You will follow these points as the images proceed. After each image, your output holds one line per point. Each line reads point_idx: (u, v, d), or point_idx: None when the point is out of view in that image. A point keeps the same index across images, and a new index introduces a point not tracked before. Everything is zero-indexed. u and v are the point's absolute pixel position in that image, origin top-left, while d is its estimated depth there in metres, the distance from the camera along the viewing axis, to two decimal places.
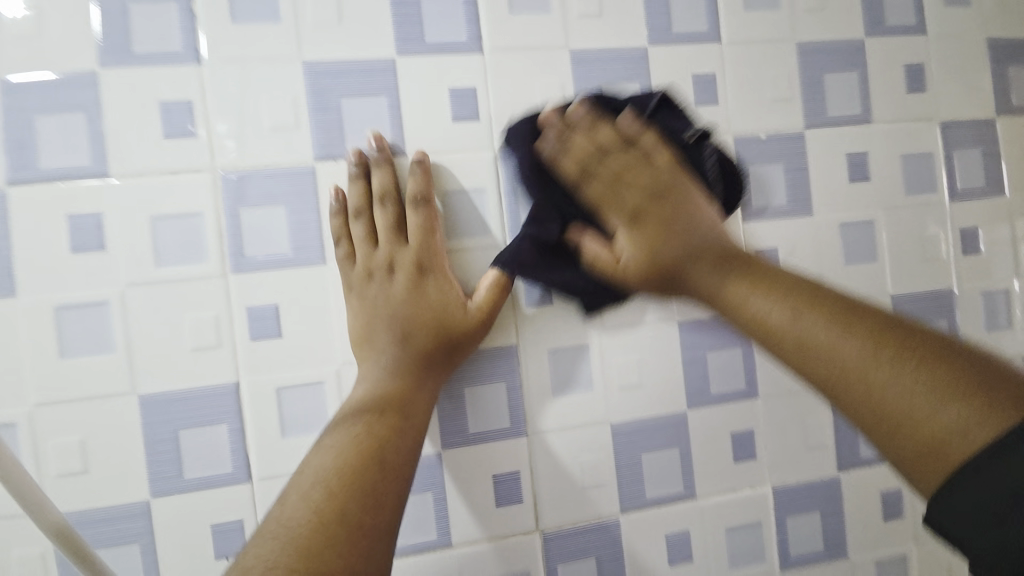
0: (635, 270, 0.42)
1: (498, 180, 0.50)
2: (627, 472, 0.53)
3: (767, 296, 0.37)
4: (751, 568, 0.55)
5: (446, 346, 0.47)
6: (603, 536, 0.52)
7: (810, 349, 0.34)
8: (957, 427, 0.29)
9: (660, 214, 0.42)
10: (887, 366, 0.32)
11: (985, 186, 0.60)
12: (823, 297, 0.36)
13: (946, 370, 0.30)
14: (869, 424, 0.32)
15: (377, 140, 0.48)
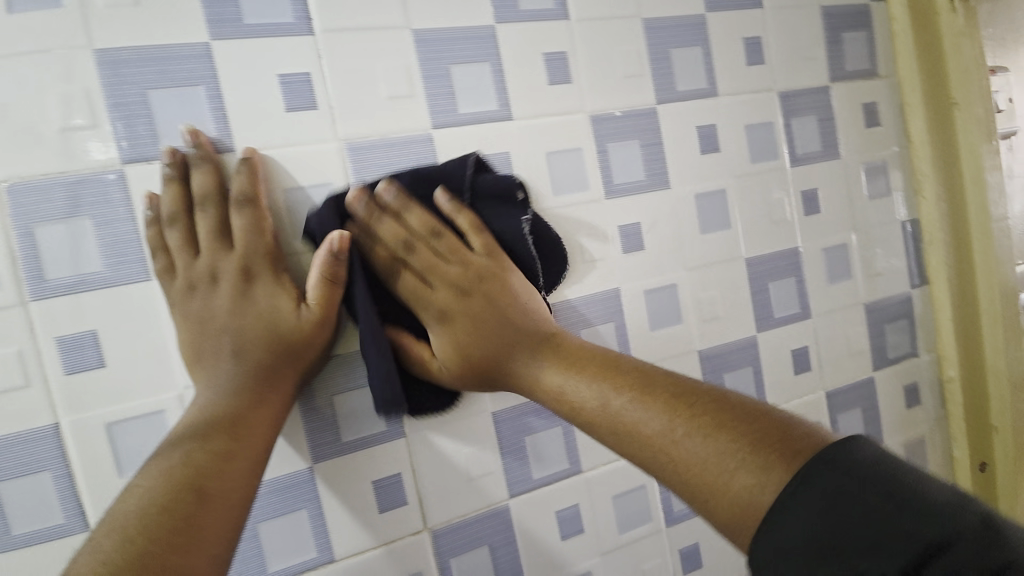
0: (450, 369, 0.46)
1: (346, 173, 0.47)
2: (513, 457, 0.53)
3: (575, 376, 0.42)
4: (639, 528, 0.58)
5: (285, 355, 0.43)
6: (494, 523, 0.53)
7: (621, 427, 0.38)
8: (739, 478, 0.31)
9: (472, 322, 0.46)
10: (678, 433, 0.35)
11: (821, 151, 0.65)
12: (625, 368, 0.41)
13: (739, 430, 0.33)
14: (670, 476, 0.34)
15: (191, 136, 0.43)
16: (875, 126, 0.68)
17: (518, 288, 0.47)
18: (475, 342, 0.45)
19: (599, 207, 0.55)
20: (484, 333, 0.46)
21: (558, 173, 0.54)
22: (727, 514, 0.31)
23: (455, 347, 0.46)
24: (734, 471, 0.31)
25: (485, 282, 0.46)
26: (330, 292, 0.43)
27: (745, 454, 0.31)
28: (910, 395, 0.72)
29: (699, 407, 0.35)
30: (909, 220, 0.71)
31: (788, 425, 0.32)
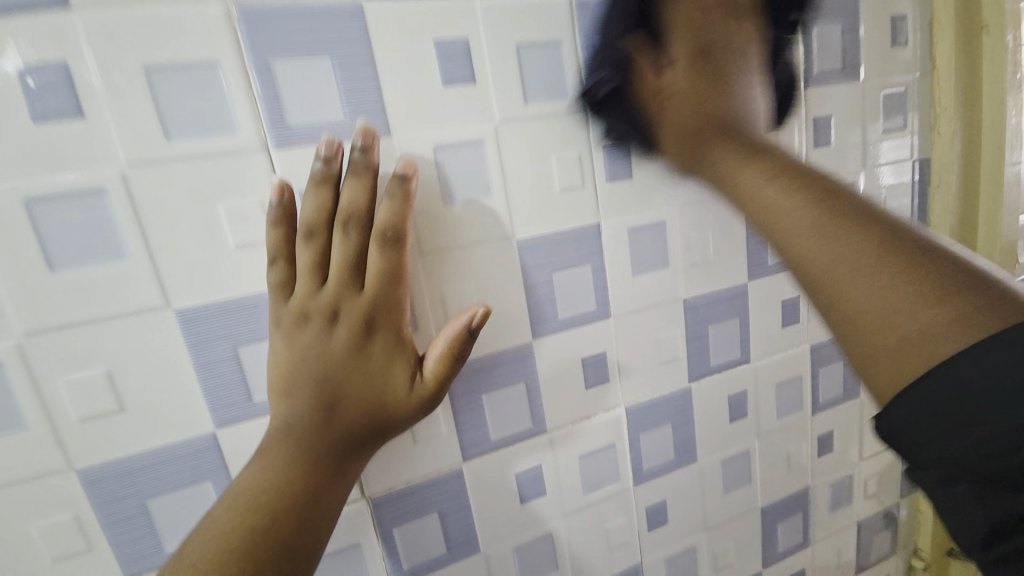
0: (681, 115, 0.43)
1: (242, 51, 0.36)
2: (468, 417, 0.46)
3: (783, 194, 0.37)
4: (606, 489, 0.54)
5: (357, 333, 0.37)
6: (445, 489, 0.47)
7: (813, 257, 0.34)
8: (917, 315, 0.29)
9: (699, 110, 0.42)
10: (877, 267, 0.31)
11: (841, 70, 0.55)
12: (841, 199, 0.35)
13: (937, 277, 0.30)
14: (826, 295, 0.33)
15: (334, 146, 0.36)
16: (901, 45, 0.59)
17: (733, 98, 0.43)
18: (712, 91, 0.42)
19: (580, 122, 0.45)
20: (717, 94, 0.42)
21: (530, 73, 0.42)
22: (875, 357, 0.30)
23: (678, 128, 0.43)
24: (904, 301, 0.30)
25: (710, 51, 0.42)
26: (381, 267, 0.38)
27: (937, 299, 0.29)
28: None
29: (897, 243, 0.32)
30: (919, 159, 0.63)
31: (968, 267, 0.30)
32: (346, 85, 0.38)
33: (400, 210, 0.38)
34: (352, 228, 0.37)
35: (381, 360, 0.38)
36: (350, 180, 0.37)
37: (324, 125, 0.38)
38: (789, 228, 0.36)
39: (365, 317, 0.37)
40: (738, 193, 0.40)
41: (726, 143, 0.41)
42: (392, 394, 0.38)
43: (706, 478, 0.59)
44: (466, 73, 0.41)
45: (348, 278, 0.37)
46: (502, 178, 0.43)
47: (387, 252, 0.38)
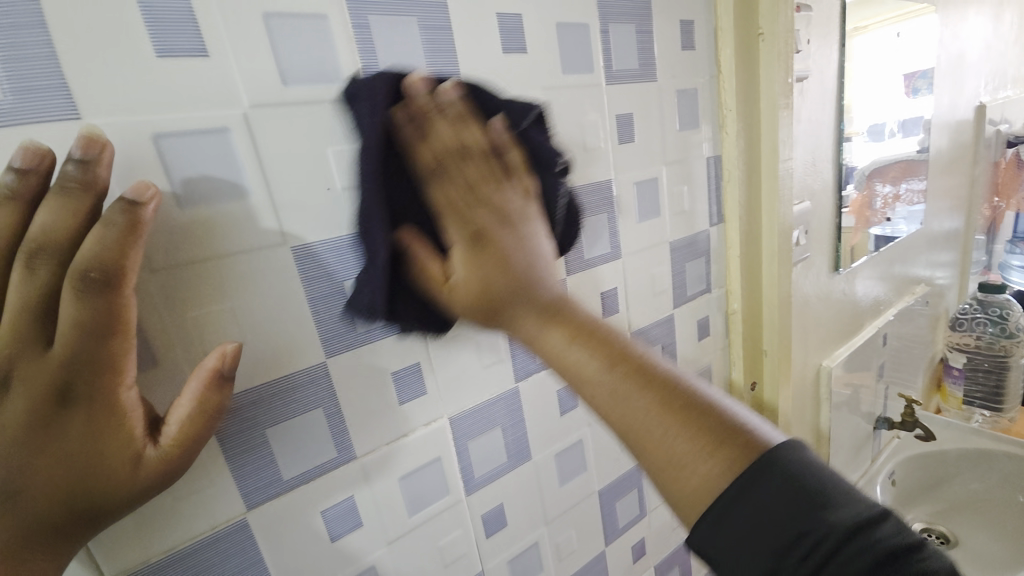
0: (463, 293, 0.37)
1: None
2: (247, 458, 0.39)
3: (575, 347, 0.35)
4: (434, 507, 0.51)
5: (45, 404, 0.27)
6: (224, 545, 0.39)
7: (617, 397, 0.33)
8: (694, 469, 0.30)
9: (501, 290, 0.36)
10: (666, 421, 0.31)
11: (639, 70, 0.58)
12: (616, 348, 0.35)
13: (708, 422, 0.31)
14: (610, 412, 0.33)
15: (31, 156, 0.27)
16: (691, 50, 0.64)
17: (522, 255, 0.38)
18: (493, 270, 0.37)
19: (361, 112, 0.40)
20: (529, 224, 0.39)
21: (288, 50, 0.36)
22: (676, 488, 0.31)
23: (472, 285, 0.36)
24: (693, 457, 0.31)
25: (516, 220, 0.38)
26: (83, 314, 0.27)
27: (709, 448, 0.30)
28: (702, 328, 0.76)
29: (663, 390, 0.33)
30: (712, 157, 0.70)
31: (706, 396, 0.33)
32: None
33: (116, 240, 0.28)
34: (44, 259, 0.27)
35: (75, 442, 0.28)
36: (51, 200, 0.27)
37: None
38: (593, 394, 0.34)
39: (52, 383, 0.27)
40: (538, 349, 0.37)
41: (526, 309, 0.37)
42: (104, 472, 0.29)
43: (542, 474, 0.59)
44: (195, 45, 0.33)
45: (24, 329, 0.27)
46: (261, 174, 0.36)
47: (87, 295, 0.27)
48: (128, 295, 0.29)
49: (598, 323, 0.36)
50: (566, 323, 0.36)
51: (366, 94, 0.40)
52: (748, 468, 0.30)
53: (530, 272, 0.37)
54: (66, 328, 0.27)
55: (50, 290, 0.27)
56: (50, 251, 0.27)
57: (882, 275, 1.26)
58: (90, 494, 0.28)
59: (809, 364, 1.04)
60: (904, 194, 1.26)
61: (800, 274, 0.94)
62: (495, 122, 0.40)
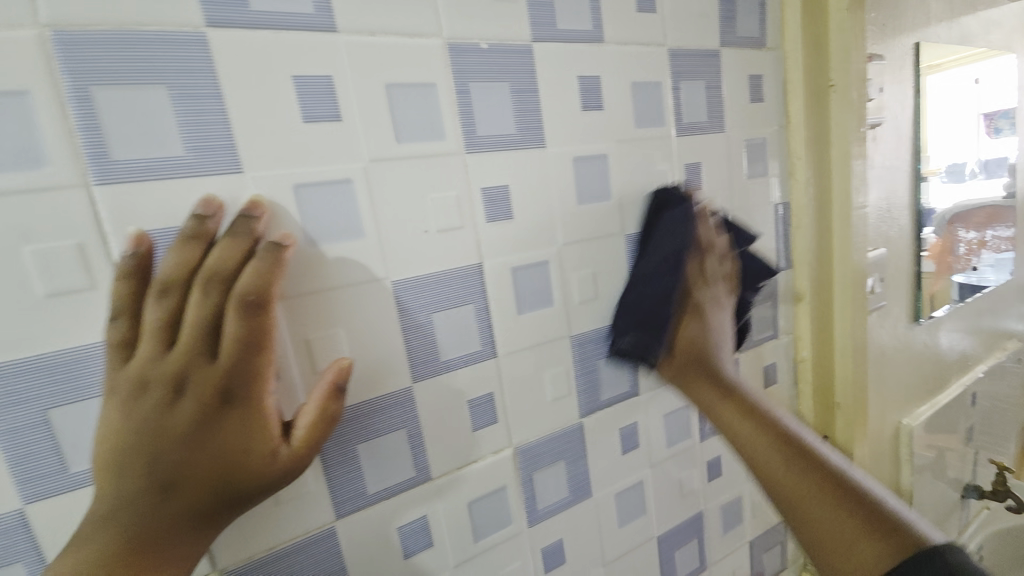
0: (687, 341, 0.51)
1: (59, 78, 0.31)
2: (340, 470, 0.43)
3: (742, 419, 0.45)
4: (498, 534, 0.52)
5: (209, 406, 0.32)
6: (316, 550, 0.43)
7: (761, 472, 0.42)
8: (855, 547, 0.35)
9: (695, 349, 0.50)
10: (822, 499, 0.38)
11: (708, 121, 0.61)
12: (782, 437, 0.42)
13: (861, 512, 0.36)
14: (748, 460, 0.43)
15: (206, 206, 0.34)
16: (759, 101, 0.66)
17: (700, 337, 0.51)
18: (700, 334, 0.51)
19: (457, 164, 0.45)
20: (706, 347, 0.50)
21: (402, 113, 0.42)
22: (832, 555, 0.36)
23: (673, 363, 0.51)
24: (845, 530, 0.36)
25: (693, 338, 0.51)
26: (244, 329, 0.32)
27: (875, 534, 0.35)
28: (768, 375, 0.74)
29: (836, 474, 0.39)
30: (780, 202, 0.70)
31: (879, 497, 0.37)
32: (185, 119, 0.35)
33: (267, 271, 0.33)
34: (213, 286, 0.32)
35: (223, 442, 0.32)
36: (224, 240, 0.33)
37: (157, 161, 0.35)
38: (754, 454, 0.43)
39: (215, 388, 0.32)
40: (714, 417, 0.48)
41: (710, 385, 0.48)
42: (251, 465, 0.33)
43: (602, 512, 0.59)
44: (331, 111, 0.40)
45: (197, 344, 0.32)
46: (373, 217, 0.42)
47: (242, 316, 0.32)
48: (273, 315, 0.34)
49: (762, 416, 0.45)
50: (736, 405, 0.46)
51: (462, 149, 0.45)
52: (911, 557, 0.32)
53: (715, 361, 0.50)
54: (227, 342, 0.32)
55: (216, 312, 0.33)
56: (215, 278, 0.32)
57: (969, 327, 1.17)
58: (238, 483, 0.33)
59: (886, 420, 0.97)
60: (992, 240, 1.18)
61: (874, 323, 0.90)
62: (723, 236, 0.56)
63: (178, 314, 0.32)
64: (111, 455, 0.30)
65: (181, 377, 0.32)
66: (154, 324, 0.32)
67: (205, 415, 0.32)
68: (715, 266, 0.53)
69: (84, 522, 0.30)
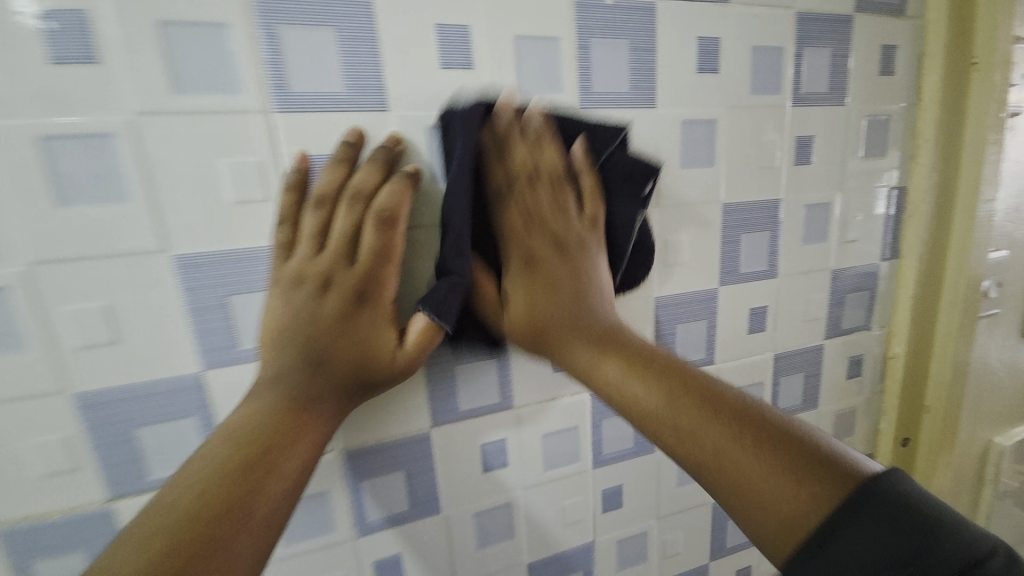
0: (517, 313, 0.43)
1: (252, 14, 0.36)
2: (439, 386, 0.49)
3: (640, 382, 0.37)
4: (565, 468, 0.57)
5: (348, 302, 0.38)
6: (413, 449, 0.50)
7: (639, 410, 0.37)
8: (779, 487, 0.30)
9: (549, 281, 0.43)
10: (738, 448, 0.32)
11: (828, 93, 0.58)
12: (683, 381, 0.36)
13: (793, 454, 0.30)
14: (646, 428, 0.36)
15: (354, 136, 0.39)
16: (889, 75, 0.61)
17: (588, 272, 0.44)
18: (563, 271, 0.43)
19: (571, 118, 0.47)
20: (570, 276, 0.43)
21: (527, 66, 0.45)
22: (747, 507, 0.31)
23: (525, 315, 0.42)
24: (765, 476, 0.30)
25: (578, 259, 0.44)
26: (380, 238, 0.38)
27: (801, 475, 0.30)
28: (853, 367, 0.72)
29: (726, 399, 0.34)
30: (896, 187, 0.66)
31: (845, 455, 0.31)
32: (348, 59, 0.39)
33: (399, 188, 0.39)
34: (357, 202, 0.38)
35: (367, 332, 0.39)
36: (367, 164, 0.39)
37: (324, 95, 0.39)
38: (641, 408, 0.37)
39: (353, 288, 0.38)
40: (580, 376, 0.41)
41: (581, 337, 0.41)
42: (378, 357, 0.39)
43: (662, 469, 0.62)
44: (465, 61, 0.43)
45: (343, 250, 0.38)
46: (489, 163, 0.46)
47: (379, 228, 0.38)
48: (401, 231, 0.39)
49: (677, 367, 0.38)
50: (615, 353, 0.40)
51: (577, 104, 0.47)
52: (844, 496, 0.28)
53: (592, 308, 0.43)
54: (368, 246, 0.38)
55: (358, 224, 0.39)
56: (357, 192, 0.38)
57: None
58: (368, 371, 0.39)
59: (977, 438, 0.90)
60: None
61: (983, 332, 0.83)
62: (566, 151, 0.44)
63: (329, 225, 0.38)
64: (276, 334, 0.37)
65: (328, 276, 0.38)
66: (307, 230, 0.38)
67: (346, 309, 0.38)
68: (535, 199, 0.43)
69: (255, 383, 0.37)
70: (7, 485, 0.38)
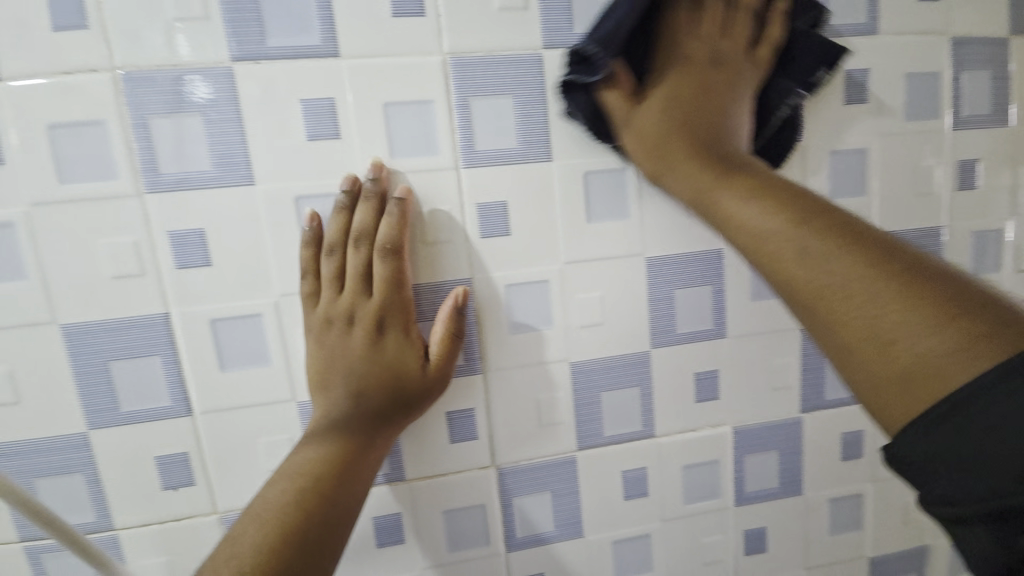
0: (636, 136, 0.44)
1: (449, 92, 0.44)
2: (585, 411, 0.51)
3: (761, 212, 0.36)
4: (705, 503, 0.56)
5: (377, 328, 0.44)
6: (559, 472, 0.52)
7: (764, 253, 0.35)
8: (924, 351, 0.27)
9: (659, 130, 0.43)
10: (919, 325, 0.28)
11: (994, 113, 0.54)
12: (829, 224, 0.33)
13: (954, 332, 0.27)
14: (768, 268, 0.35)
15: (376, 170, 0.44)
16: None
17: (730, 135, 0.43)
18: (696, 117, 0.44)
19: None
20: (691, 122, 0.43)
21: None
22: (910, 374, 0.28)
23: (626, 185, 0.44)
24: (913, 334, 0.28)
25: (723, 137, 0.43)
26: (396, 266, 0.44)
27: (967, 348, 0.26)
28: None
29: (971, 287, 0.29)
30: None
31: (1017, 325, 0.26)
32: (520, 119, 0.46)
33: (392, 223, 0.43)
34: (361, 242, 0.43)
35: (412, 366, 0.44)
36: (363, 206, 0.43)
37: (500, 151, 0.46)
38: (770, 243, 0.35)
39: (375, 320, 0.44)
40: (722, 220, 0.39)
41: (693, 167, 0.41)
42: (428, 395, 0.45)
43: (810, 513, 0.58)
44: None
45: (357, 285, 0.44)
46: (637, 202, 0.49)
47: (390, 261, 0.43)
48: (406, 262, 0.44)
49: (812, 207, 0.35)
50: (775, 200, 0.36)
51: None
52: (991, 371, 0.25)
53: (745, 167, 0.40)
54: (359, 271, 0.44)
55: (361, 264, 0.44)
56: (387, 242, 0.43)
57: None
58: (418, 405, 0.44)
59: None
60: None
61: None
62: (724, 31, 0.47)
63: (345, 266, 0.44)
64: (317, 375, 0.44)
65: (348, 311, 0.43)
66: (325, 275, 0.44)
67: (409, 335, 0.45)
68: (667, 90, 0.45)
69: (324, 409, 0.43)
70: (238, 479, 0.46)
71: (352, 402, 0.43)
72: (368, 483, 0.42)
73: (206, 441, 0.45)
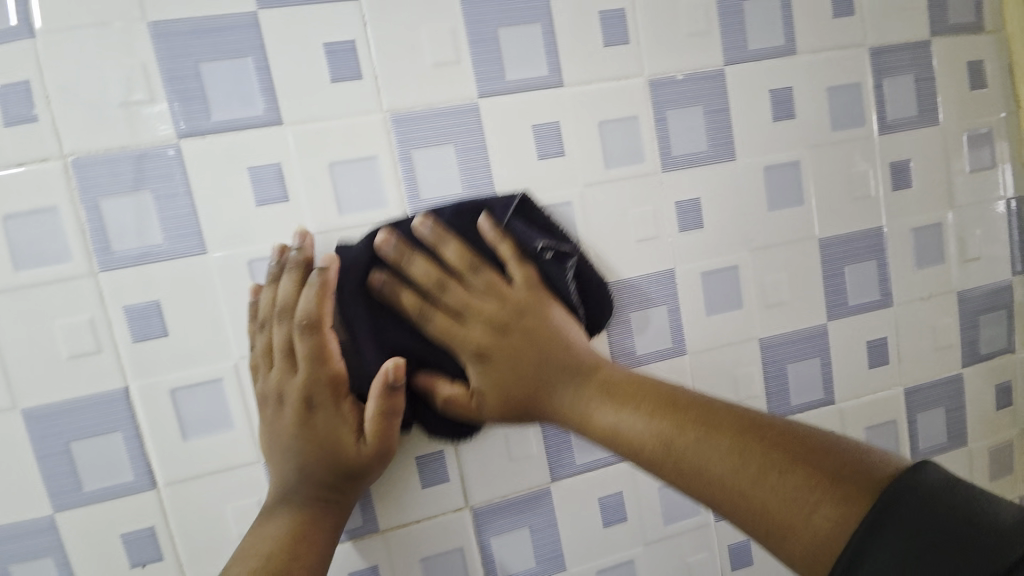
0: (473, 332, 0.42)
1: (392, 147, 0.46)
2: (555, 442, 0.52)
3: (625, 414, 0.37)
4: (685, 522, 0.56)
5: (303, 405, 0.43)
6: (536, 505, 0.52)
7: (678, 460, 0.33)
8: (811, 499, 0.29)
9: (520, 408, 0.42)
10: (761, 474, 0.30)
11: (917, 115, 0.57)
12: (661, 396, 0.37)
13: (816, 466, 0.30)
14: (667, 470, 0.34)
15: (300, 239, 0.43)
16: (983, 88, 0.59)
17: (556, 323, 0.43)
18: (508, 376, 0.41)
19: (656, 181, 0.51)
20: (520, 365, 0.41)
21: (611, 144, 0.50)
22: (780, 533, 0.29)
23: (496, 389, 0.42)
24: (797, 506, 0.29)
25: (524, 316, 0.42)
26: (315, 339, 0.42)
27: (816, 484, 0.29)
28: (1004, 395, 0.64)
29: (834, 443, 0.31)
30: (1012, 197, 0.61)
31: (856, 447, 0.30)
32: (464, 165, 0.47)
33: (309, 296, 0.42)
34: (283, 315, 0.42)
35: (348, 438, 0.43)
36: (287, 276, 0.43)
37: (447, 198, 0.47)
38: (641, 453, 0.35)
39: (302, 396, 0.43)
40: (592, 431, 0.39)
41: (568, 378, 0.41)
42: (367, 470, 0.43)
43: None
44: (557, 148, 0.49)
45: (283, 362, 0.43)
46: (585, 233, 0.50)
47: (311, 337, 0.42)
48: (330, 334, 0.43)
49: (644, 382, 0.39)
50: (609, 394, 0.39)
51: (660, 168, 0.51)
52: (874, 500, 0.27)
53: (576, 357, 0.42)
54: (281, 347, 0.43)
55: (286, 339, 0.43)
56: (302, 318, 0.42)
57: None
58: (359, 481, 0.43)
59: None
60: None
61: None
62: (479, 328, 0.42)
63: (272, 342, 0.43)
64: (266, 454, 0.44)
65: (278, 389, 0.43)
66: (257, 349, 0.44)
67: (336, 409, 0.43)
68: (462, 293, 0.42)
69: (273, 494, 0.43)
70: (209, 548, 0.46)
71: (297, 474, 0.43)
72: (324, 559, 0.42)
73: (174, 513, 0.45)
